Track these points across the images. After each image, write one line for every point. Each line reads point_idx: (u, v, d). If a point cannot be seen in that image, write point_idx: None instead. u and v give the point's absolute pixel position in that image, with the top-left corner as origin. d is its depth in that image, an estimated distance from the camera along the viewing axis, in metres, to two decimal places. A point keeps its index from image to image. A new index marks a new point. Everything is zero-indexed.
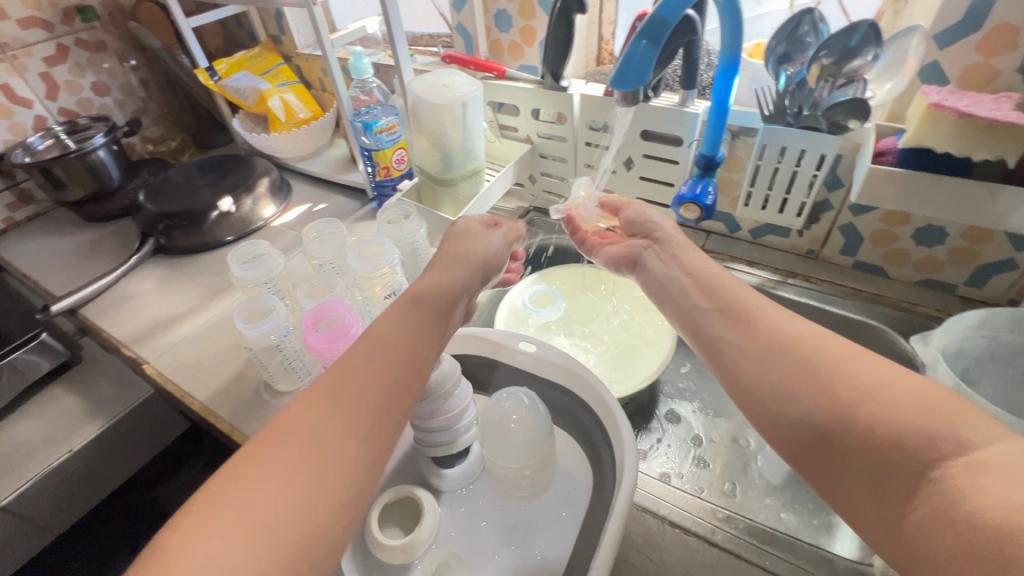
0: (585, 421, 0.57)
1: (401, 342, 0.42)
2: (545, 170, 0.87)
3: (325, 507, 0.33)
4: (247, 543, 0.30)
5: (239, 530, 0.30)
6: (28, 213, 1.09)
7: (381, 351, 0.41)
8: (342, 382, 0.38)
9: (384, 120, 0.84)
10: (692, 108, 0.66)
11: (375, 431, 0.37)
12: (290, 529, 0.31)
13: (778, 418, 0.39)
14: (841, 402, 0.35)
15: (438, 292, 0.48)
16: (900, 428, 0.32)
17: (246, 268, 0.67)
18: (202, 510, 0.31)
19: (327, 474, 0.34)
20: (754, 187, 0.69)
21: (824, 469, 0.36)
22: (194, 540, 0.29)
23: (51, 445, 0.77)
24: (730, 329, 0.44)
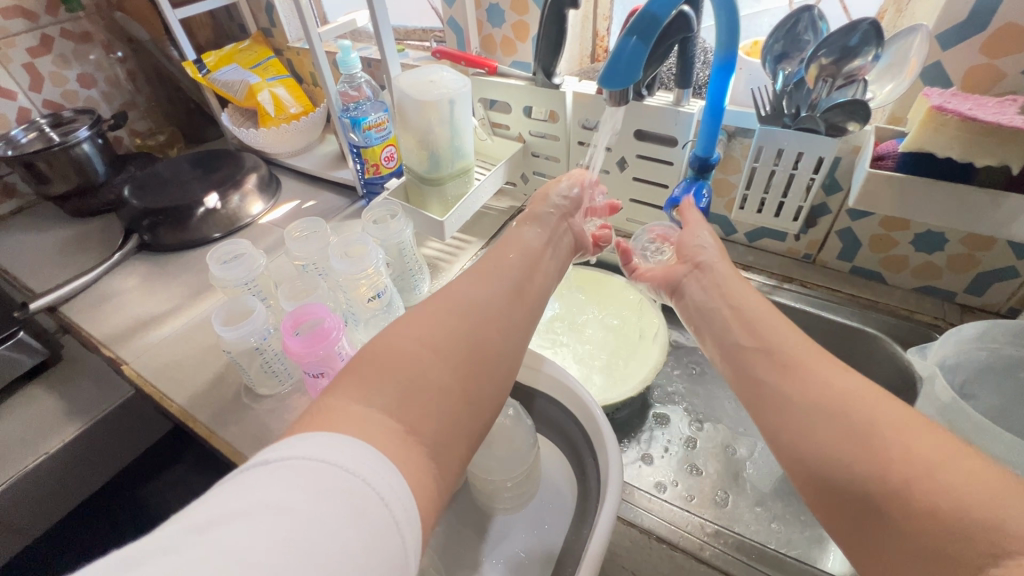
0: (570, 431, 0.55)
1: (516, 271, 0.47)
2: (537, 170, 0.85)
3: (464, 395, 0.37)
4: (406, 409, 0.34)
5: (401, 398, 0.34)
6: (12, 207, 1.07)
7: (498, 275, 0.45)
8: (468, 294, 0.42)
9: (372, 116, 0.82)
10: (687, 108, 0.64)
11: (507, 345, 0.41)
12: (440, 408, 0.35)
13: (819, 476, 0.35)
14: (899, 471, 0.32)
15: (531, 237, 0.53)
16: (962, 518, 0.29)
17: (226, 268, 0.65)
18: (363, 375, 0.35)
19: (466, 366, 0.38)
20: (749, 190, 0.67)
21: (876, 549, 0.32)
22: (362, 395, 0.33)
23: (28, 445, 0.76)
24: (781, 378, 0.40)
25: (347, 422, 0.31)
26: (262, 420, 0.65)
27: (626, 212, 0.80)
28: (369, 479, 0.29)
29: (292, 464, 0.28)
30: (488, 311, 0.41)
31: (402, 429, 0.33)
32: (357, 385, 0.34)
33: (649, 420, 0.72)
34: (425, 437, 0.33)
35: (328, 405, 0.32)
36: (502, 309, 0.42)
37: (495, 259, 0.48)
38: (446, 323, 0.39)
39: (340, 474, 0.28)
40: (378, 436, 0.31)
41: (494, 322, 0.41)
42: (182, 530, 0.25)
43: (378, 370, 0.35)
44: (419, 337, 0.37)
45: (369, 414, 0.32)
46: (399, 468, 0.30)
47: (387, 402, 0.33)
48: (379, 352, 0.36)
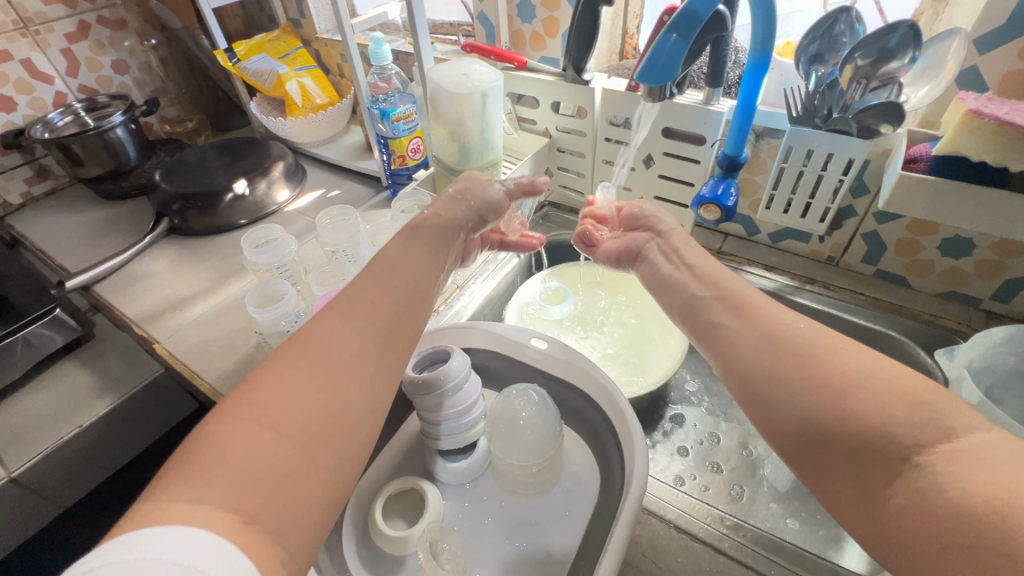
0: (595, 422, 0.57)
1: (390, 315, 0.41)
2: (561, 165, 0.86)
3: (323, 469, 0.33)
4: (246, 495, 0.30)
5: (241, 488, 0.30)
6: (45, 188, 1.10)
7: (366, 325, 0.40)
8: (326, 349, 0.37)
9: (402, 108, 0.83)
10: (717, 107, 0.65)
11: (368, 407, 0.37)
12: (289, 489, 0.31)
13: (764, 397, 0.38)
14: (828, 382, 0.35)
15: (419, 260, 0.47)
16: (885, 415, 0.32)
17: (259, 252, 0.66)
18: (186, 468, 0.30)
19: (323, 442, 0.34)
20: (777, 190, 0.67)
21: (808, 460, 0.35)
22: (191, 491, 0.29)
23: (63, 419, 0.78)
24: (730, 318, 0.43)
25: (180, 513, 0.28)
26: None
27: None
28: (204, 568, 0.26)
29: (109, 573, 0.25)
30: (344, 368, 0.37)
31: (242, 519, 0.29)
32: (187, 478, 0.30)
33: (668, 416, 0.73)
34: (270, 524, 0.30)
35: (160, 498, 0.29)
36: (365, 366, 0.38)
37: (367, 297, 0.42)
38: (296, 393, 0.34)
39: (168, 572, 0.25)
40: (213, 523, 0.28)
41: (351, 386, 0.37)
42: None
43: (207, 461, 0.30)
44: (258, 413, 0.33)
45: (204, 508, 0.28)
46: (238, 544, 0.28)
47: (222, 494, 0.29)
48: (213, 439, 0.31)
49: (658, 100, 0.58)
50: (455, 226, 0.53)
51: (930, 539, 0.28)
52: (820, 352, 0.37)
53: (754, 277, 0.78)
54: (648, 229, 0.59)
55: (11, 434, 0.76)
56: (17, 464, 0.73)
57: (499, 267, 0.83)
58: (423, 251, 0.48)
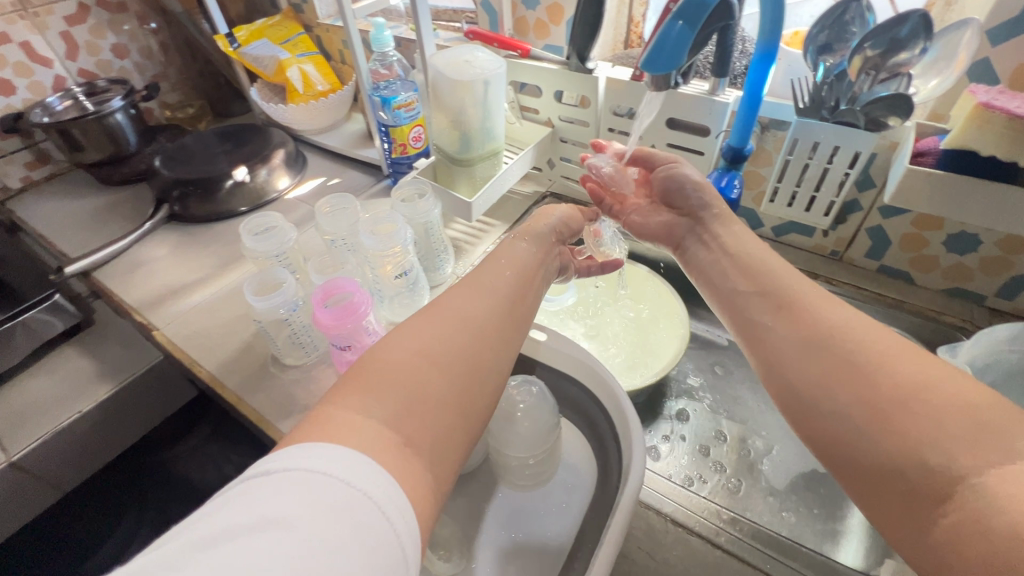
0: (594, 415, 0.56)
1: (508, 289, 0.46)
2: (564, 155, 0.85)
3: (461, 409, 0.37)
4: (405, 422, 0.34)
5: (400, 410, 0.34)
6: (45, 173, 1.09)
7: (490, 292, 0.44)
8: (461, 308, 0.42)
9: (403, 96, 0.82)
10: (722, 97, 0.64)
11: (497, 363, 0.41)
12: (434, 420, 0.35)
13: (814, 403, 0.37)
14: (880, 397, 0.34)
15: (532, 247, 0.53)
16: (940, 434, 0.31)
17: (258, 239, 0.66)
18: (360, 385, 0.35)
19: (463, 385, 0.38)
20: (781, 183, 0.66)
21: (846, 467, 0.35)
22: (361, 407, 0.33)
23: (61, 405, 0.78)
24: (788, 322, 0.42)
25: (344, 433, 0.31)
26: (288, 389, 0.67)
27: None
28: (368, 494, 0.29)
29: (295, 476, 0.28)
30: (478, 325, 0.41)
31: (398, 442, 0.33)
32: (358, 395, 0.34)
33: (667, 408, 0.73)
34: (419, 448, 0.33)
35: (328, 416, 0.32)
36: (496, 326, 0.42)
37: (489, 273, 0.47)
38: (444, 338, 0.39)
39: (343, 490, 0.28)
40: (375, 447, 0.31)
41: (483, 341, 0.41)
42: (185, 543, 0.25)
43: (373, 385, 0.35)
44: (416, 351, 0.37)
45: (369, 425, 0.32)
46: (393, 473, 0.31)
47: (386, 415, 0.33)
48: (378, 370, 0.36)
49: (661, 89, 0.57)
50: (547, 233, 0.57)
51: (978, 564, 0.28)
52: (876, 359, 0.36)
53: None
54: (688, 213, 0.58)
55: (11, 418, 0.77)
56: (18, 448, 0.74)
57: None
58: (527, 247, 0.53)
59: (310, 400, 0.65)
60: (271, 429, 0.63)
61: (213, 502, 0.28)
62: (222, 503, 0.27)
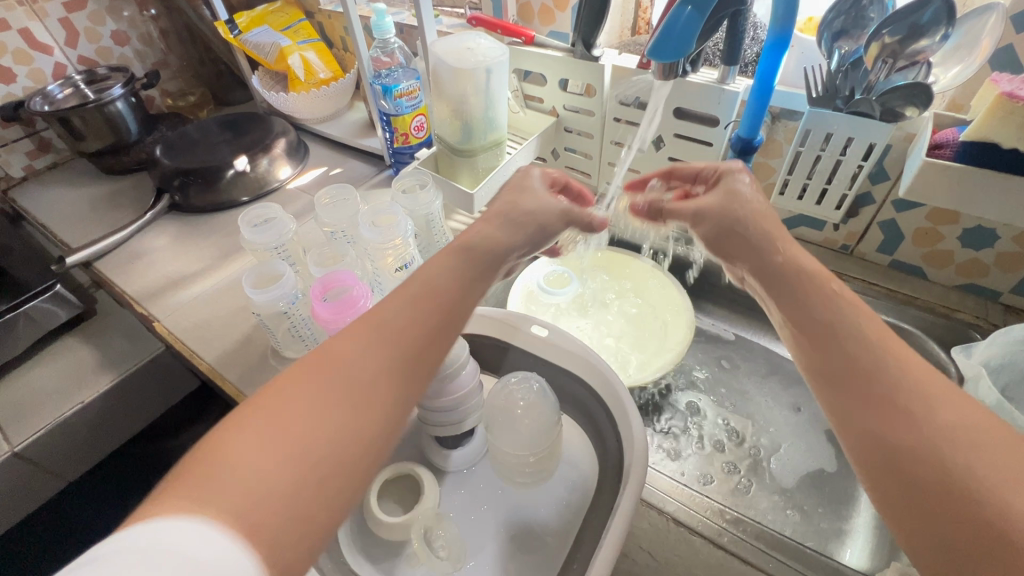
0: (596, 413, 0.55)
1: (408, 343, 0.38)
2: (568, 145, 0.83)
3: (322, 492, 0.31)
4: (279, 469, 0.31)
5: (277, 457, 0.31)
6: (47, 162, 1.09)
7: (388, 343, 0.37)
8: (347, 370, 0.35)
9: (405, 84, 0.81)
10: (732, 86, 0.62)
11: (380, 435, 0.35)
12: (290, 512, 0.30)
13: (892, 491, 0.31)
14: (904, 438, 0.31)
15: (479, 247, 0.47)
16: None
17: (257, 231, 0.65)
18: (190, 484, 0.29)
19: (327, 476, 0.32)
20: (792, 175, 0.64)
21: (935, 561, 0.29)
22: (196, 504, 0.28)
23: (64, 396, 0.78)
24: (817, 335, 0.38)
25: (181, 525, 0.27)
26: None
27: None
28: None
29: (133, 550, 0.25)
30: (365, 390, 0.35)
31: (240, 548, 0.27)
32: (188, 499, 0.28)
33: (671, 404, 0.72)
34: (265, 546, 0.28)
35: (166, 506, 0.28)
36: (385, 390, 0.36)
37: (392, 315, 0.39)
38: (305, 422, 0.32)
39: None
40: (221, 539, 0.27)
41: (367, 410, 0.35)
42: None
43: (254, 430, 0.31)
44: (272, 431, 0.31)
45: (214, 524, 0.27)
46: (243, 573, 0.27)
47: (258, 465, 0.30)
48: (222, 462, 0.29)
49: (668, 78, 0.56)
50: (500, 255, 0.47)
51: None
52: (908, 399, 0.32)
53: None
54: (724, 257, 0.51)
55: (15, 408, 0.77)
56: (21, 438, 0.74)
57: None
58: (458, 265, 0.44)
59: None
60: None
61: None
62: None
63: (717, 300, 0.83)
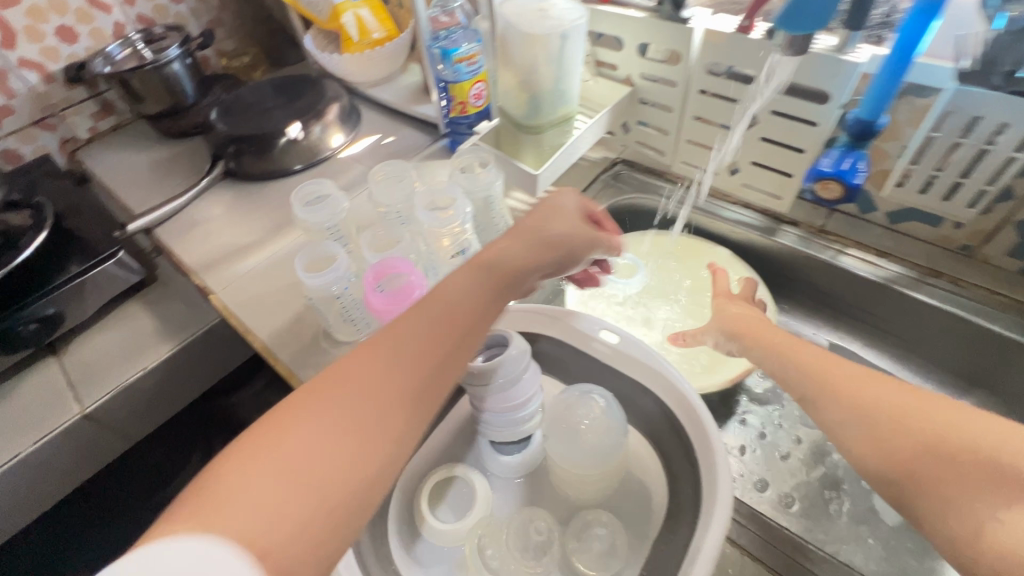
0: (663, 429, 0.50)
1: (414, 332, 0.41)
2: (642, 119, 0.75)
3: (332, 506, 0.34)
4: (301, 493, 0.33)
5: (298, 486, 0.34)
6: (111, 123, 1.10)
7: (406, 333, 0.41)
8: (362, 376, 0.39)
9: (465, 47, 0.75)
10: (852, 56, 0.52)
11: (390, 436, 0.38)
12: (297, 525, 0.33)
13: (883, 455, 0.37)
14: (918, 463, 0.35)
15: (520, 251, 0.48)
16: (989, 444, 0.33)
17: (309, 210, 0.62)
18: (203, 502, 0.32)
19: (340, 468, 0.35)
20: (916, 165, 0.55)
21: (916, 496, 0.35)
22: (195, 531, 0.30)
23: (128, 363, 0.81)
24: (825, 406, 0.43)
25: (182, 559, 0.29)
26: None
27: (744, 175, 0.70)
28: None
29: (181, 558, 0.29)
30: (365, 398, 0.38)
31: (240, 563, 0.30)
32: (193, 515, 0.31)
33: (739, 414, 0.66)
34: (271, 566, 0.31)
35: (163, 541, 0.30)
36: (394, 391, 0.39)
37: (398, 327, 0.42)
38: (319, 426, 0.36)
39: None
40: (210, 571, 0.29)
41: (380, 416, 0.38)
42: None
43: (285, 444, 0.35)
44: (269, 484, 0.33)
45: (205, 551, 0.30)
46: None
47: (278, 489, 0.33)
48: (223, 474, 0.33)
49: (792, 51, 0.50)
50: (518, 272, 0.47)
51: None
52: (920, 429, 0.37)
53: (855, 262, 0.68)
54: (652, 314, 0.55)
55: (85, 371, 0.80)
56: (90, 400, 0.77)
57: None
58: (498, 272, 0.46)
59: None
60: None
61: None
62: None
63: (799, 299, 0.75)
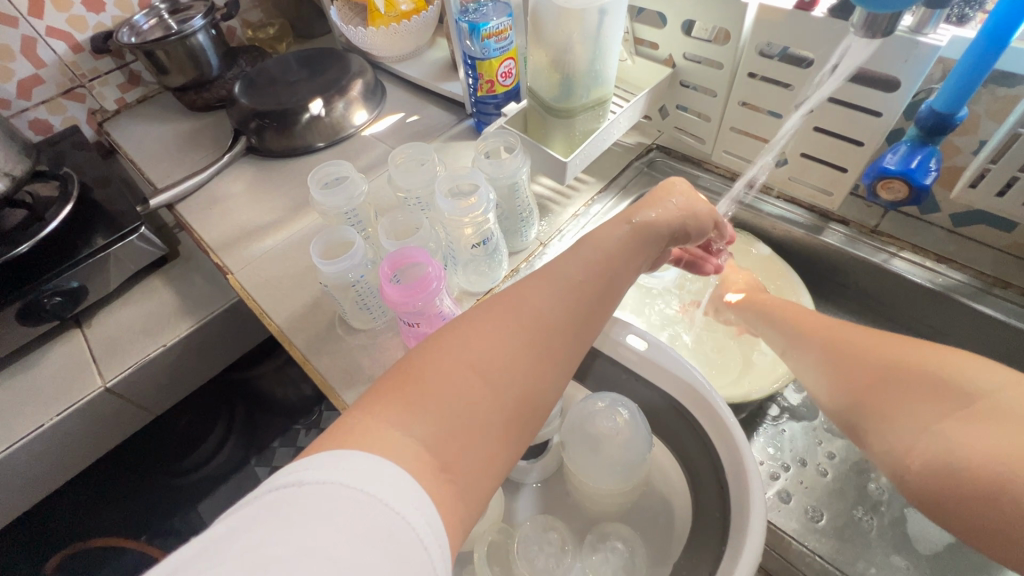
0: (690, 440, 0.47)
1: (581, 274, 0.43)
2: (682, 103, 0.69)
3: (506, 425, 0.35)
4: (445, 442, 0.32)
5: (442, 430, 0.32)
6: (137, 95, 1.09)
7: (570, 273, 0.43)
8: (536, 305, 0.40)
9: (495, 22, 0.70)
10: (931, 38, 0.46)
11: (557, 370, 0.39)
12: (478, 437, 0.33)
13: (855, 392, 0.43)
14: (875, 392, 0.42)
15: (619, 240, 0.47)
16: (950, 369, 0.38)
17: (326, 193, 0.59)
18: (404, 394, 0.33)
19: (517, 389, 0.36)
20: (995, 165, 0.49)
21: (876, 417, 0.41)
22: (400, 421, 0.31)
23: (149, 338, 0.82)
24: (810, 357, 0.50)
25: (386, 449, 0.30)
26: (354, 356, 0.63)
27: (792, 167, 0.64)
28: (403, 511, 0.27)
29: (333, 492, 0.27)
30: (539, 326, 0.39)
31: (435, 463, 0.31)
32: (395, 405, 0.32)
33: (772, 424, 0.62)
34: (457, 471, 0.31)
35: (365, 427, 0.31)
36: (563, 324, 0.40)
37: (562, 266, 0.43)
38: (501, 344, 0.37)
39: (380, 511, 0.27)
40: (411, 466, 0.29)
41: (550, 348, 0.39)
42: (243, 556, 0.24)
43: (425, 391, 0.33)
44: (417, 425, 0.32)
45: (406, 443, 0.30)
46: (428, 492, 0.29)
47: (422, 431, 0.31)
48: (418, 374, 0.34)
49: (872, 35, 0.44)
50: (662, 234, 0.52)
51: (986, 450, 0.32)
52: (887, 364, 0.42)
53: (907, 267, 0.62)
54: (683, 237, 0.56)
55: (108, 345, 0.81)
56: (112, 374, 0.78)
57: (588, 221, 0.71)
58: (604, 249, 0.47)
59: (376, 370, 0.61)
60: (336, 398, 0.60)
61: (229, 523, 0.26)
62: (228, 532, 0.25)
63: (844, 302, 0.70)
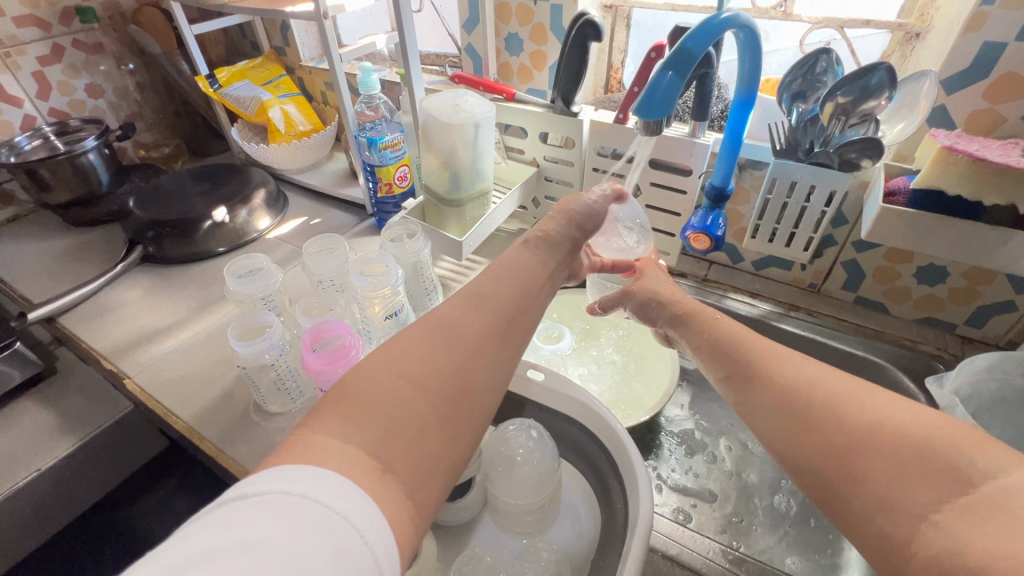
0: (593, 453, 0.56)
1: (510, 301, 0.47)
2: (548, 194, 0.86)
3: (458, 421, 0.37)
4: (388, 444, 0.33)
5: (380, 437, 0.34)
6: (8, 214, 1.05)
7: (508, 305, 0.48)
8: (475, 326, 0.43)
9: (389, 136, 0.83)
10: (702, 140, 0.67)
11: (492, 378, 0.40)
12: (429, 442, 0.35)
13: (819, 432, 0.36)
14: (852, 449, 0.34)
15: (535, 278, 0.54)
16: (908, 428, 0.33)
17: (242, 282, 0.64)
18: (344, 407, 0.34)
19: (463, 390, 0.38)
20: (762, 220, 0.69)
21: (840, 458, 0.34)
22: (344, 430, 0.33)
23: (17, 465, 0.73)
24: (786, 421, 0.38)
25: (332, 460, 0.31)
26: (273, 439, 0.63)
27: None
28: (349, 515, 0.29)
29: (277, 501, 0.28)
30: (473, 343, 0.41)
31: (379, 467, 0.32)
32: (336, 418, 0.34)
33: (662, 442, 0.72)
34: (401, 474, 0.33)
35: (308, 440, 0.32)
36: (497, 337, 0.42)
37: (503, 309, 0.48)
38: (454, 358, 0.39)
39: (323, 513, 0.28)
40: (353, 470, 0.31)
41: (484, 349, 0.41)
42: (182, 557, 0.26)
43: (367, 399, 0.35)
44: (356, 429, 0.33)
45: (359, 447, 0.32)
46: (376, 501, 0.31)
47: (366, 439, 0.33)
48: (363, 384, 0.36)
49: (652, 133, 0.58)
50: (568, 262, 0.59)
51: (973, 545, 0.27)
52: (853, 417, 0.35)
53: (737, 304, 0.79)
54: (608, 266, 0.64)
55: None
56: None
57: None
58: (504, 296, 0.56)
59: None
60: None
61: (184, 527, 0.28)
62: (178, 536, 0.27)
63: None
